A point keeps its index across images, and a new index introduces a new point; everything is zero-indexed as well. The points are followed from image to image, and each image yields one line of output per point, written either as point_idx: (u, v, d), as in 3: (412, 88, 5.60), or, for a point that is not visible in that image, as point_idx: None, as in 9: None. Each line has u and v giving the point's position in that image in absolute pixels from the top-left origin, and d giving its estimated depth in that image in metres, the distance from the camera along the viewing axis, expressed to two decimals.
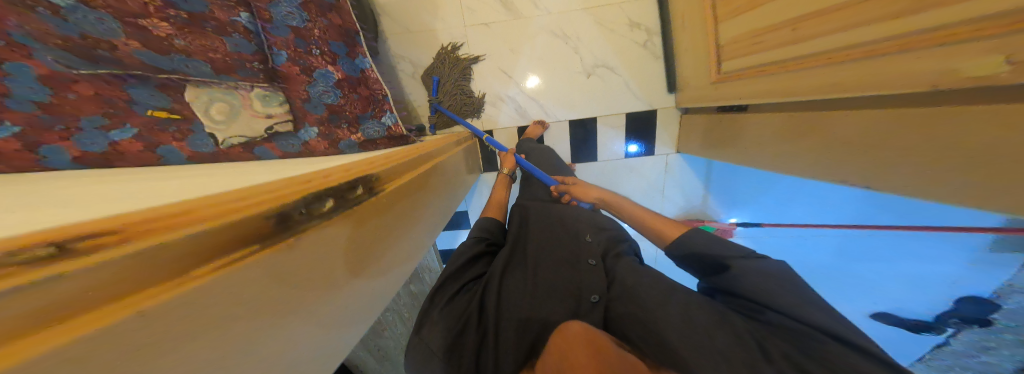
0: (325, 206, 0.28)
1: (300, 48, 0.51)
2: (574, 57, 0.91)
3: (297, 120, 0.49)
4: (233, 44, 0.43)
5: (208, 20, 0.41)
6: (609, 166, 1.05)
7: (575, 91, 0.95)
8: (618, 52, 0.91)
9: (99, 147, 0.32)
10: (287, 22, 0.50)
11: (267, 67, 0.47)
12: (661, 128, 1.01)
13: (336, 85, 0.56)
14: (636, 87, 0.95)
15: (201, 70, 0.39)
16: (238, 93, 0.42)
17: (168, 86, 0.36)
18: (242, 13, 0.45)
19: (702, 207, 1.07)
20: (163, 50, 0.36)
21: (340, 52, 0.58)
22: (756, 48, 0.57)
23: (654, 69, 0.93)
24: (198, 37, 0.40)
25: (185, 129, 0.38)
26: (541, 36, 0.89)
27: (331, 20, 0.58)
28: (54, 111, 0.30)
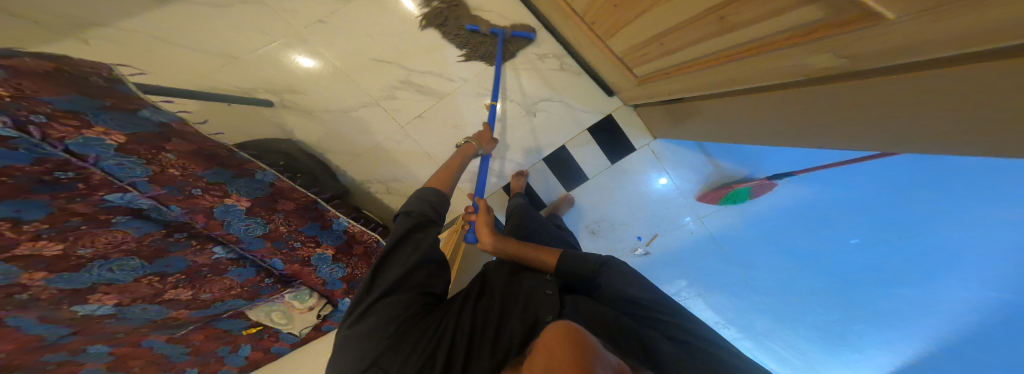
0: None
1: (281, 249, 0.69)
2: (511, 106, 0.93)
3: (331, 299, 0.80)
4: (237, 274, 0.63)
5: (202, 268, 0.57)
6: (602, 180, 1.02)
7: (528, 132, 0.97)
8: (546, 84, 0.91)
9: (240, 361, 0.67)
10: (253, 234, 0.63)
11: (272, 274, 0.70)
12: (625, 125, 0.97)
13: (335, 260, 0.79)
14: (578, 104, 0.95)
15: (238, 303, 0.64)
16: (279, 301, 0.71)
17: (237, 315, 0.64)
18: (218, 248, 0.58)
19: (719, 175, 0.94)
20: (204, 305, 0.58)
21: (316, 231, 0.76)
22: (647, 59, 0.54)
23: (583, 83, 0.92)
24: (209, 284, 0.58)
25: (273, 332, 0.70)
26: (472, 102, 0.92)
27: (285, 207, 0.70)
28: (196, 353, 0.60)
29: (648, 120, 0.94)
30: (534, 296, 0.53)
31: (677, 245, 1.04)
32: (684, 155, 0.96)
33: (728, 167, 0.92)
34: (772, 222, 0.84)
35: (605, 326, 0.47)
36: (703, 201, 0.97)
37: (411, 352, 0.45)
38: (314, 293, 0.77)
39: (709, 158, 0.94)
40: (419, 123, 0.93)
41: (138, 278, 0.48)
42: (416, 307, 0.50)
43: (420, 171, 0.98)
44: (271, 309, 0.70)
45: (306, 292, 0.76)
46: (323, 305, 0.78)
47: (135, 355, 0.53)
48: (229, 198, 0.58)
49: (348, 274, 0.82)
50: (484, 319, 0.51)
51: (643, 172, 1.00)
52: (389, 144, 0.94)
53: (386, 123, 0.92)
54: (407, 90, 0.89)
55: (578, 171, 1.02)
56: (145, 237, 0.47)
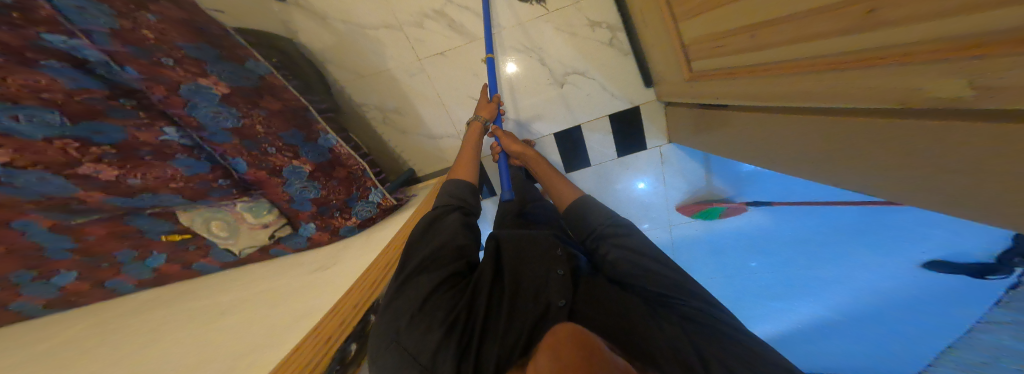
0: (350, 352, 0.46)
1: (252, 150, 0.64)
2: (543, 68, 0.92)
3: (292, 219, 0.71)
4: (185, 167, 0.57)
5: (141, 147, 0.51)
6: (602, 169, 1.04)
7: (550, 101, 0.96)
8: (586, 56, 0.90)
9: (145, 273, 0.55)
10: (220, 125, 0.59)
11: (229, 177, 0.64)
12: (648, 122, 0.96)
13: (310, 178, 0.72)
14: (612, 87, 0.93)
15: (171, 200, 0.55)
16: (225, 209, 0.63)
17: (162, 214, 0.55)
18: (168, 129, 0.55)
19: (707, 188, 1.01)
20: (130, 193, 0.50)
21: (298, 141, 0.72)
22: (718, 51, 0.52)
23: (625, 66, 0.90)
24: (148, 170, 0.52)
25: (201, 245, 0.60)
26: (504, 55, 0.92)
27: (268, 105, 0.69)
28: (86, 253, 0.48)
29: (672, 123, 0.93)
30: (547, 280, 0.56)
31: None
32: (688, 164, 1.00)
33: (718, 186, 0.99)
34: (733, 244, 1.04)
35: (637, 315, 0.48)
36: (681, 211, 1.03)
37: (430, 328, 0.47)
38: (275, 209, 0.69)
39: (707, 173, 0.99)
40: (439, 60, 0.84)
41: (50, 138, 0.42)
42: (442, 285, 0.52)
43: (427, 113, 0.92)
44: (211, 216, 0.61)
45: (265, 206, 0.68)
46: (282, 225, 0.70)
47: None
48: (205, 79, 0.59)
49: (322, 197, 0.73)
50: (499, 305, 0.53)
51: (644, 172, 1.03)
52: (403, 77, 0.86)
53: (403, 50, 0.83)
54: (438, 22, 0.80)
55: (582, 157, 1.02)
56: (80, 93, 0.45)
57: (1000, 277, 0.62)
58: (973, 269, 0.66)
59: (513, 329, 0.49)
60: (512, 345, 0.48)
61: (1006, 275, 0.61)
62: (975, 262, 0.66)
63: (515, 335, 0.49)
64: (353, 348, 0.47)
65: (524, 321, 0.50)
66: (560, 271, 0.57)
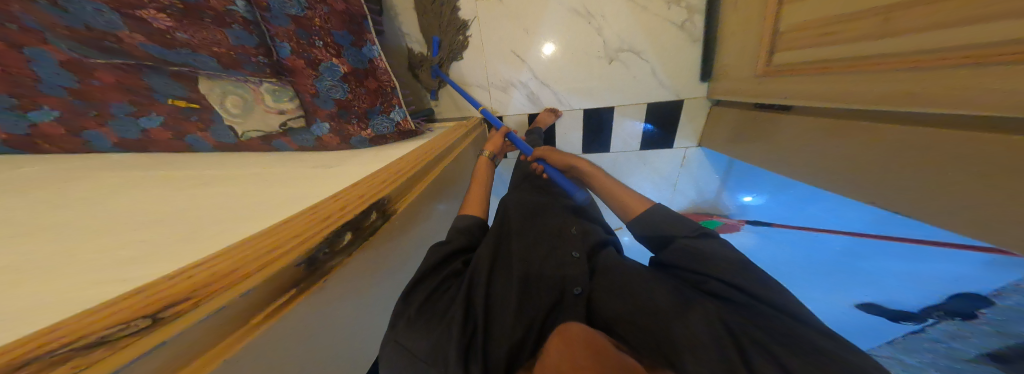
0: (342, 241, 0.40)
1: (302, 40, 0.58)
2: (598, 39, 0.88)
3: (308, 115, 0.61)
4: (234, 36, 0.52)
5: (206, 11, 0.48)
6: (621, 158, 1.07)
7: (595, 76, 0.93)
8: (649, 36, 0.86)
9: (134, 134, 0.46)
10: (286, 11, 0.55)
11: (269, 57, 0.57)
12: (685, 122, 0.97)
13: (342, 80, 0.65)
14: (664, 75, 0.90)
15: (208, 64, 0.49)
16: (249, 88, 0.53)
17: (181, 77, 0.47)
18: (238, 2, 0.52)
19: (714, 201, 1.12)
20: (171, 45, 0.46)
21: (346, 43, 0.67)
22: (819, 41, 0.51)
23: (689, 55, 0.87)
24: (199, 30, 0.48)
25: (205, 118, 0.51)
26: (560, 15, 0.87)
27: (331, 5, 0.63)
28: (78, 95, 0.40)
29: (710, 127, 0.95)
30: (561, 269, 0.62)
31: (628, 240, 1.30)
32: (704, 175, 1.09)
33: (724, 201, 1.10)
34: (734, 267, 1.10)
35: (663, 306, 0.49)
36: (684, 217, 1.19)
37: (438, 317, 0.50)
38: (297, 99, 0.59)
39: (721, 188, 1.08)
40: (494, 6, 0.90)
41: None
42: (443, 276, 0.56)
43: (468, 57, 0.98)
44: (230, 91, 0.51)
45: (287, 93, 0.57)
46: (296, 116, 0.59)
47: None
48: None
49: (345, 101, 0.66)
50: (506, 290, 0.58)
51: (659, 172, 1.09)
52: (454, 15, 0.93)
53: None
54: None
55: (604, 139, 1.03)
56: None
57: (910, 323, 0.73)
58: (900, 314, 0.74)
59: (525, 316, 0.54)
60: (522, 330, 0.52)
61: (918, 323, 0.71)
62: (902, 309, 0.73)
63: (527, 321, 0.53)
64: (346, 238, 0.41)
65: (535, 306, 0.56)
66: (574, 254, 0.65)
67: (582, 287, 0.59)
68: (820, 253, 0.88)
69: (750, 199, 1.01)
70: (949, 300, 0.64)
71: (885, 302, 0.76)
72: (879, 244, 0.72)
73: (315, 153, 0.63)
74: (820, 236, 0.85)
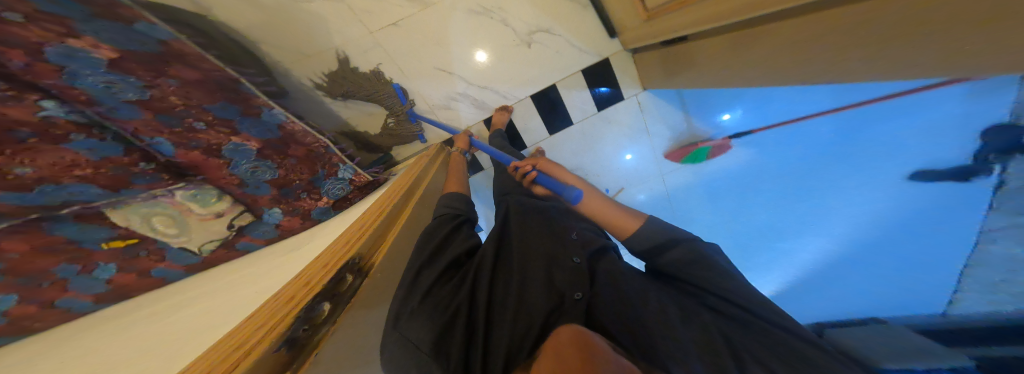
0: (323, 311, 0.38)
1: (176, 128, 0.59)
2: (505, 30, 0.85)
3: (251, 207, 0.70)
4: (86, 149, 0.48)
5: (20, 129, 0.42)
6: (586, 125, 1.04)
7: (520, 64, 0.93)
8: (550, 13, 0.84)
9: (99, 287, 0.50)
10: (121, 98, 0.52)
11: (153, 161, 0.57)
12: (620, 72, 0.97)
13: (260, 158, 0.71)
14: (577, 42, 0.90)
15: (85, 191, 0.48)
16: (163, 202, 0.57)
17: (88, 217, 0.49)
18: (46, 103, 0.44)
19: (689, 130, 1.04)
20: (25, 187, 0.42)
21: (233, 114, 0.67)
22: None
23: (587, 20, 0.87)
24: (40, 157, 0.44)
25: (152, 248, 0.55)
26: (460, 17, 0.81)
27: (182, 76, 0.60)
28: (15, 274, 0.42)
29: (643, 70, 0.95)
30: (559, 273, 0.61)
31: (635, 202, 1.15)
32: (665, 109, 1.03)
33: (698, 127, 1.02)
34: (723, 186, 0.98)
35: (655, 312, 0.51)
36: (669, 159, 1.08)
37: (433, 318, 0.51)
38: (224, 195, 0.66)
39: (685, 116, 1.02)
40: (395, 32, 0.80)
41: None
42: (439, 280, 0.57)
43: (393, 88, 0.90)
44: (150, 213, 0.56)
45: (209, 194, 0.64)
46: (239, 213, 0.67)
47: None
48: (79, 39, 0.48)
49: (281, 177, 0.75)
50: (503, 303, 0.58)
51: (627, 125, 1.06)
52: (355, 55, 0.82)
53: (349, 24, 0.77)
54: None
55: (563, 115, 1.02)
56: None
57: (979, 180, 0.50)
58: (953, 176, 0.54)
59: (525, 321, 0.54)
60: (519, 338, 0.52)
61: (985, 177, 0.49)
62: (953, 168, 0.54)
63: (521, 330, 0.53)
64: (325, 309, 0.39)
65: (532, 311, 0.55)
66: (575, 259, 0.62)
67: (582, 291, 0.57)
68: (816, 140, 0.76)
69: (728, 116, 0.94)
70: (994, 139, 0.47)
71: (920, 168, 0.59)
72: (889, 97, 0.60)
73: (273, 242, 0.72)
74: (799, 123, 0.78)
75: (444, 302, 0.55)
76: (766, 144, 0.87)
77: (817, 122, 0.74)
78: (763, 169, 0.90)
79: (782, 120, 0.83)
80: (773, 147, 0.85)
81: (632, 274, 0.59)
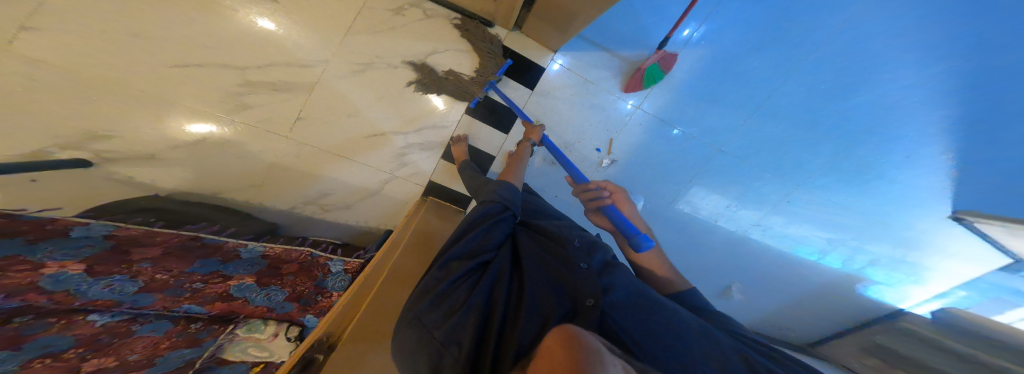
0: None
1: (180, 294, 0.63)
2: (396, 72, 0.86)
3: (292, 320, 0.77)
4: (150, 330, 0.60)
5: (102, 336, 0.55)
6: (534, 107, 0.94)
7: (430, 92, 0.89)
8: (422, 35, 0.84)
9: None
10: (128, 292, 0.57)
11: (199, 319, 0.68)
12: (523, 50, 0.89)
13: (263, 286, 0.74)
14: (465, 44, 0.87)
15: (181, 354, 0.62)
16: (238, 339, 0.72)
17: (226, 361, 0.67)
18: (96, 316, 0.55)
19: (623, 61, 0.92)
20: (149, 363, 0.57)
21: (215, 265, 0.69)
22: None
23: (457, 23, 0.85)
24: (133, 345, 0.58)
25: (278, 364, 0.70)
26: (350, 84, 0.85)
27: (149, 254, 0.61)
28: None
29: (535, 36, 0.87)
30: (573, 279, 0.57)
31: (634, 144, 0.99)
32: (588, 56, 0.90)
33: (630, 55, 0.91)
34: (717, 89, 0.92)
35: (662, 322, 0.50)
36: (630, 92, 0.93)
37: (448, 313, 0.49)
38: (269, 321, 0.75)
39: (610, 53, 0.90)
40: (306, 125, 0.86)
41: (24, 364, 0.45)
42: (462, 275, 0.55)
43: (345, 175, 0.93)
44: (244, 346, 0.71)
45: (259, 322, 0.74)
46: (288, 328, 0.76)
47: None
48: (48, 266, 0.50)
49: (293, 292, 0.77)
50: (516, 300, 0.53)
51: (567, 86, 0.93)
52: (295, 162, 0.89)
53: (269, 141, 0.85)
54: (260, 92, 0.81)
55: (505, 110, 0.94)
56: None
57: None
58: None
59: (540, 311, 0.50)
60: (532, 333, 0.46)
61: None
62: None
63: (535, 324, 0.48)
64: None
65: (542, 310, 0.50)
66: (585, 265, 0.59)
67: (594, 297, 0.52)
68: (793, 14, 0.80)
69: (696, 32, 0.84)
70: None
71: None
72: None
73: None
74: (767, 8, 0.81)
75: (461, 300, 0.52)
76: (733, 41, 0.85)
77: (776, 12, 0.81)
78: (769, 72, 0.89)
79: (750, 17, 0.82)
80: (747, 34, 0.84)
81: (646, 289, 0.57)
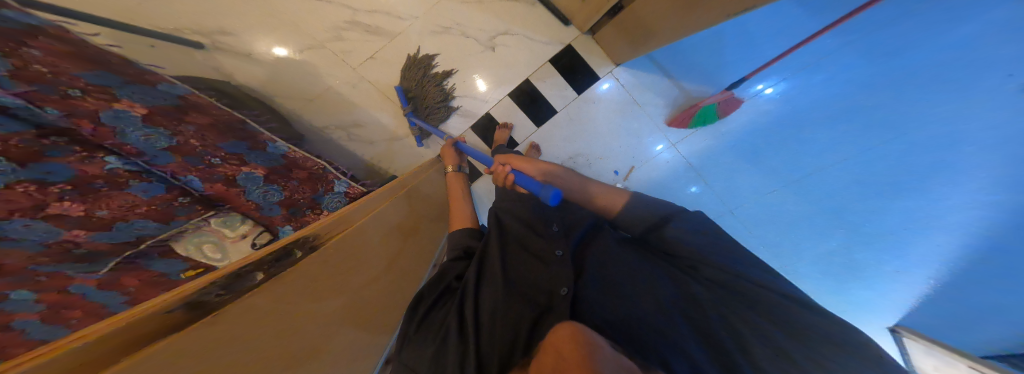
0: (254, 280, 0.32)
1: (194, 165, 0.58)
2: (466, 40, 0.90)
3: (268, 227, 0.69)
4: (142, 190, 0.53)
5: (96, 181, 0.48)
6: (572, 111, 0.98)
7: (486, 67, 0.93)
8: (504, 17, 0.90)
9: None
10: (155, 146, 0.53)
11: (189, 195, 0.60)
12: (586, 55, 0.95)
13: (268, 182, 0.69)
14: (537, 36, 0.92)
15: (148, 226, 0.54)
16: (205, 230, 0.61)
17: (171, 254, 0.57)
18: (109, 158, 0.50)
19: (683, 94, 0.95)
20: (106, 226, 0.49)
21: (242, 149, 0.65)
22: None
23: (536, 16, 0.91)
24: (110, 200, 0.50)
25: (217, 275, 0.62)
26: (427, 40, 0.89)
27: (198, 120, 0.60)
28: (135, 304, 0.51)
29: (607, 45, 0.92)
30: (545, 271, 0.55)
31: (652, 176, 1.00)
32: (648, 78, 0.95)
33: (692, 89, 0.94)
34: (764, 147, 0.89)
35: (650, 313, 0.46)
36: (674, 126, 0.95)
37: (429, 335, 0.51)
38: (248, 220, 0.67)
39: (671, 81, 0.94)
40: (373, 64, 0.89)
41: (10, 184, 0.40)
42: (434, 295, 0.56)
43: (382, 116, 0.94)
44: (200, 241, 0.60)
45: (237, 218, 0.65)
46: (260, 233, 0.67)
47: (70, 302, 0.45)
48: (120, 102, 0.50)
49: (287, 199, 0.72)
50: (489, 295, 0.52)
51: (613, 100, 0.97)
52: (348, 91, 0.90)
53: (336, 66, 0.87)
54: (355, 30, 0.86)
55: (545, 105, 0.98)
56: (10, 136, 0.40)
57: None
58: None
59: (514, 312, 0.50)
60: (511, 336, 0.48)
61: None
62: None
63: (514, 327, 0.49)
64: (258, 279, 0.32)
65: (516, 308, 0.50)
66: (558, 253, 0.55)
67: (568, 286, 0.50)
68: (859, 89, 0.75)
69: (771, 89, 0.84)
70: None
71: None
72: (884, 32, 0.70)
73: None
74: (835, 73, 0.77)
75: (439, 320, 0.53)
76: (801, 97, 0.82)
77: (844, 82, 0.77)
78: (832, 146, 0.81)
79: (819, 79, 0.79)
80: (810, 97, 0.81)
81: (621, 260, 0.53)
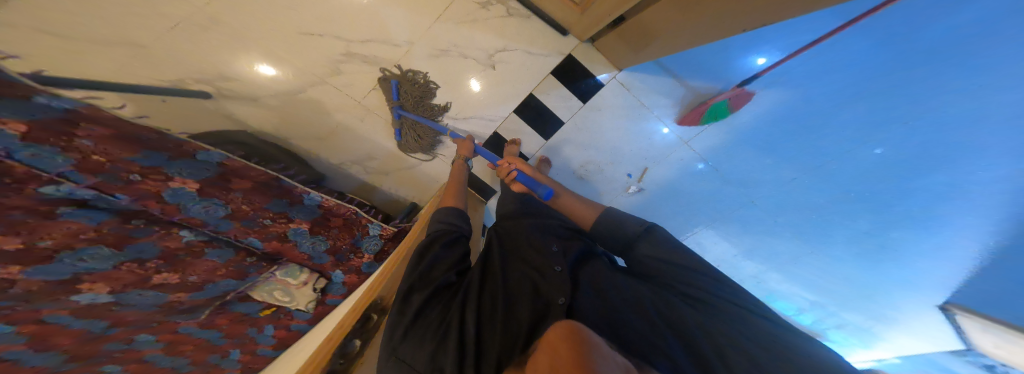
0: (353, 346, 0.48)
1: (250, 227, 0.70)
2: (465, 61, 0.88)
3: (323, 272, 0.83)
4: (218, 256, 0.66)
5: (178, 253, 0.61)
6: (578, 120, 1.00)
7: (489, 86, 0.93)
8: (503, 33, 0.86)
9: (270, 340, 0.81)
10: (215, 215, 0.64)
11: (254, 253, 0.73)
12: (589, 63, 0.93)
13: (313, 234, 0.80)
14: (538, 48, 0.89)
15: (228, 283, 0.69)
16: (272, 280, 0.76)
17: (246, 297, 0.73)
18: (184, 233, 0.61)
19: (691, 91, 0.91)
20: (199, 287, 0.65)
21: (284, 207, 0.75)
22: None
23: (535, 30, 0.87)
24: (194, 266, 0.63)
25: (286, 311, 0.80)
26: (426, 66, 0.87)
27: (241, 186, 0.68)
28: (231, 336, 0.73)
29: (610, 54, 0.90)
30: (546, 283, 0.61)
31: (665, 176, 1.06)
32: (655, 81, 0.92)
33: (699, 84, 0.90)
34: (777, 136, 0.87)
35: (630, 321, 0.53)
36: (686, 123, 0.94)
37: (424, 337, 0.51)
38: (304, 268, 0.80)
39: (677, 80, 0.91)
40: (376, 95, 0.89)
41: (116, 265, 0.53)
42: (432, 301, 0.58)
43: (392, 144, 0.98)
44: (271, 288, 0.76)
45: (295, 268, 0.78)
46: (317, 279, 0.80)
47: (180, 340, 0.67)
48: (173, 180, 0.57)
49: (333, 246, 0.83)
50: (490, 306, 0.58)
51: (618, 107, 0.97)
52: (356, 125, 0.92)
53: (340, 100, 0.88)
54: (353, 62, 0.83)
55: (550, 115, 0.99)
56: (102, 225, 0.50)
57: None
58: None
59: (514, 317, 0.56)
60: (510, 334, 0.53)
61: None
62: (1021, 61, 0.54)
63: (512, 331, 0.53)
64: (356, 343, 0.49)
65: (517, 315, 0.56)
66: (557, 268, 0.62)
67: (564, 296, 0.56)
68: (846, 93, 0.73)
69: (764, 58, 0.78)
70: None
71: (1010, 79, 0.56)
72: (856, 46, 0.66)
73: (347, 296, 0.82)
74: (822, 78, 0.73)
75: (437, 321, 0.55)
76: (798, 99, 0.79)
77: (837, 86, 0.73)
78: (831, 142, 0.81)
79: (808, 82, 0.75)
80: (809, 95, 0.77)
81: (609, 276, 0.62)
